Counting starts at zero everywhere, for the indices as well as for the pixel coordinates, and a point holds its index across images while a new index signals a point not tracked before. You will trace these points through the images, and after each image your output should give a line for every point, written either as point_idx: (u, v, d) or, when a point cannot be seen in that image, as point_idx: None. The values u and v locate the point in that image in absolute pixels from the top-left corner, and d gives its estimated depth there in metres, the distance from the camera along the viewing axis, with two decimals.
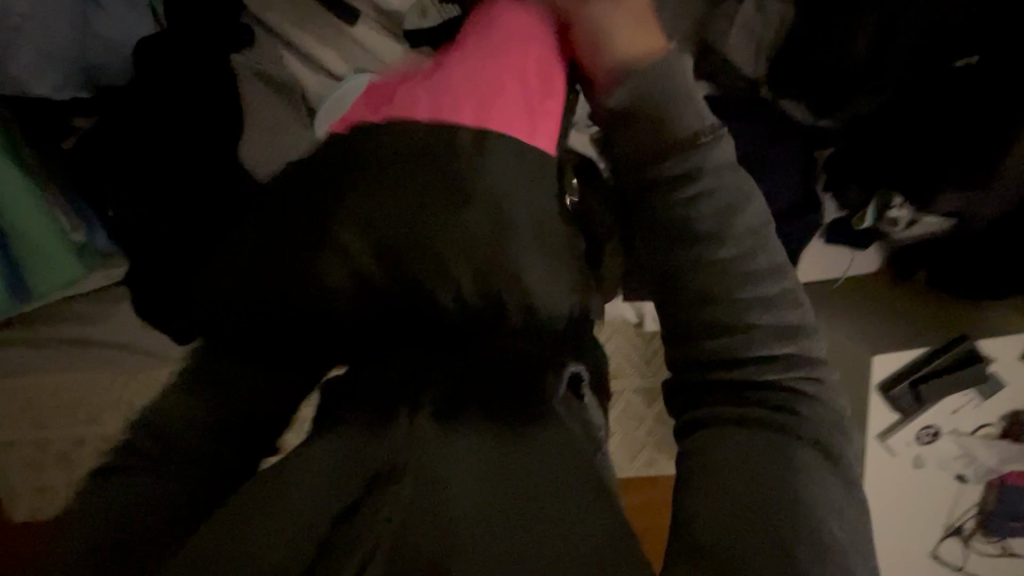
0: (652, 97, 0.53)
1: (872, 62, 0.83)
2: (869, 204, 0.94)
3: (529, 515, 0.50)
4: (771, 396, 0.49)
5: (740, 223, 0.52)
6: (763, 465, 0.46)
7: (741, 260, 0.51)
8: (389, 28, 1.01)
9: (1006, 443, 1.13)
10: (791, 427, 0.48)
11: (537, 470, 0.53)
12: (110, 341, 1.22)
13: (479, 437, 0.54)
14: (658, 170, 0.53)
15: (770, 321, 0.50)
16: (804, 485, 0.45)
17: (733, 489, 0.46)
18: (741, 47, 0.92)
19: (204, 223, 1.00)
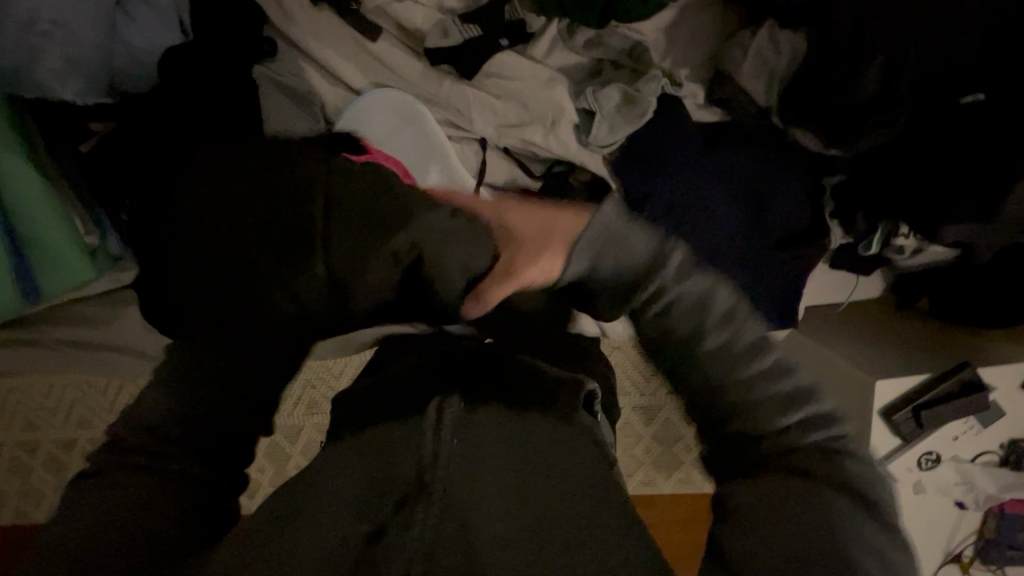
0: (601, 257, 0.56)
1: (882, 94, 0.85)
2: (876, 231, 0.98)
3: (552, 528, 0.53)
4: (788, 439, 0.53)
5: (718, 322, 0.56)
6: (780, 489, 0.50)
7: (720, 362, 0.55)
8: (411, 46, 1.04)
9: (1006, 472, 1.15)
10: (807, 462, 0.51)
11: (550, 486, 0.56)
12: (113, 342, 1.21)
13: (497, 451, 0.58)
14: (631, 300, 0.57)
15: (763, 391, 0.54)
16: (834, 517, 0.48)
17: (765, 517, 0.48)
18: (754, 76, 0.95)
19: None
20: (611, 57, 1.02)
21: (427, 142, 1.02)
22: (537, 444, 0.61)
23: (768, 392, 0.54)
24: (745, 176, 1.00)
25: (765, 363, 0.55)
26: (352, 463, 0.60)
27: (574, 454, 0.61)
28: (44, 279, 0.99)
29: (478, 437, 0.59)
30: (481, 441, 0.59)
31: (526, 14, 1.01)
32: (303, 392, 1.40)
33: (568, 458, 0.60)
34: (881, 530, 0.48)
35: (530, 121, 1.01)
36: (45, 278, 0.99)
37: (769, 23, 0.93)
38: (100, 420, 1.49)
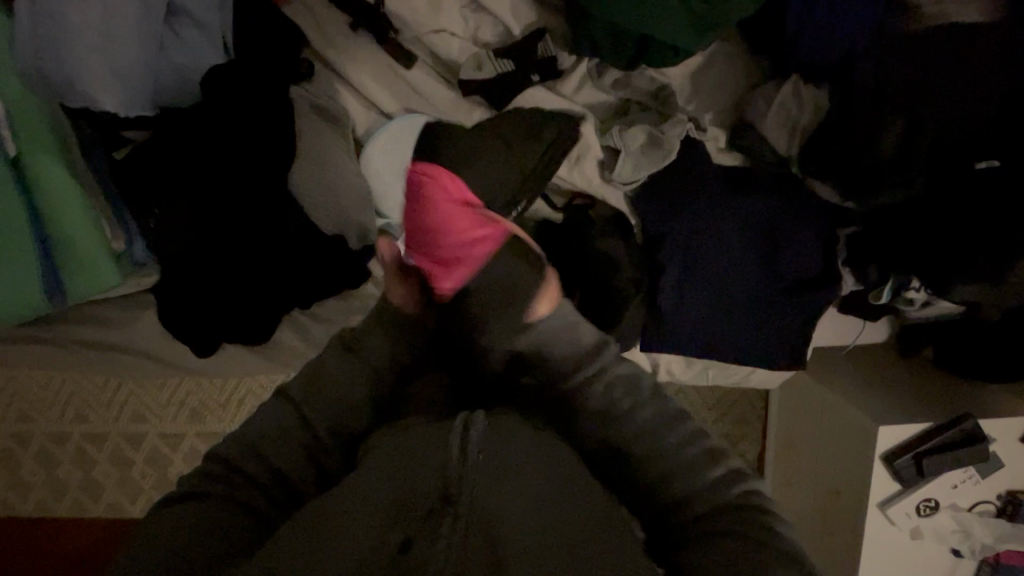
0: (549, 341, 0.80)
1: (902, 154, 0.87)
2: (887, 283, 1.01)
3: (573, 540, 0.57)
4: (712, 504, 0.65)
5: (642, 396, 0.73)
6: (724, 535, 0.62)
7: (643, 439, 0.70)
8: (444, 75, 1.07)
9: (1001, 522, 1.16)
10: (741, 517, 0.64)
11: (566, 502, 0.62)
12: (129, 345, 1.22)
13: (519, 468, 0.64)
14: (575, 376, 0.76)
15: (683, 458, 0.68)
16: (771, 552, 0.60)
17: (714, 562, 0.59)
18: (777, 128, 0.98)
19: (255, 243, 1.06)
20: (637, 98, 1.06)
21: None
22: (552, 467, 0.66)
23: (680, 460, 0.68)
24: (760, 222, 1.04)
25: (680, 432, 0.70)
26: (376, 475, 0.63)
27: (582, 483, 0.65)
28: (74, 284, 1.00)
29: (503, 452, 0.66)
30: (501, 461, 0.65)
31: (559, 52, 1.04)
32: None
33: (578, 486, 0.64)
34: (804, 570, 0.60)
35: (553, 154, 1.06)
36: (76, 283, 1.01)
37: (794, 78, 0.96)
38: (104, 419, 1.49)
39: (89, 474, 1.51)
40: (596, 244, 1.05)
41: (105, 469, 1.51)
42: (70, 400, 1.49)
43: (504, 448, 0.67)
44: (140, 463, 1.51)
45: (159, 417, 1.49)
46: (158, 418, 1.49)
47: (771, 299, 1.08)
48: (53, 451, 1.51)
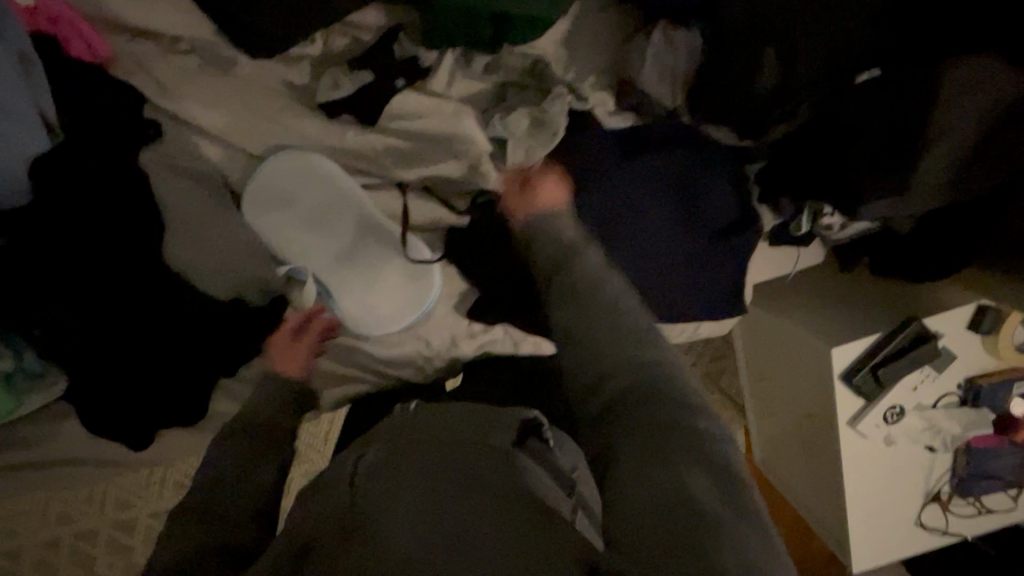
0: (425, 133, 0.99)
1: (782, 84, 0.82)
2: (804, 211, 0.98)
3: (505, 511, 0.54)
4: (616, 382, 0.57)
5: (481, 165, 1.00)
6: (641, 447, 0.52)
7: (578, 276, 0.65)
8: (302, 101, 0.98)
9: (967, 410, 1.18)
10: (629, 396, 0.56)
11: (477, 498, 0.55)
12: (58, 457, 1.13)
13: (415, 471, 0.60)
14: (429, 83, 0.98)
15: (628, 318, 0.61)
16: (665, 440, 0.52)
17: (624, 478, 0.51)
18: (659, 80, 0.92)
19: (151, 320, 0.99)
20: (512, 79, 0.99)
21: (342, 200, 1.02)
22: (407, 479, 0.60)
23: (609, 288, 0.63)
24: (668, 179, 0.97)
25: (613, 286, 0.64)
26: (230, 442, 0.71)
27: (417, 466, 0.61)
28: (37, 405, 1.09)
29: (396, 463, 0.62)
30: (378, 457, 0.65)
31: (416, 49, 0.97)
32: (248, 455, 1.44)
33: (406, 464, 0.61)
34: (718, 496, 0.49)
35: (441, 159, 1.01)
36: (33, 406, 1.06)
37: (660, 24, 0.91)
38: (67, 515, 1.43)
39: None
40: (510, 242, 1.02)
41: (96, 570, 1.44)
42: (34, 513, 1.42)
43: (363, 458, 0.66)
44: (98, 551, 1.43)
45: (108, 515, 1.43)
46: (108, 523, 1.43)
47: (699, 252, 1.02)
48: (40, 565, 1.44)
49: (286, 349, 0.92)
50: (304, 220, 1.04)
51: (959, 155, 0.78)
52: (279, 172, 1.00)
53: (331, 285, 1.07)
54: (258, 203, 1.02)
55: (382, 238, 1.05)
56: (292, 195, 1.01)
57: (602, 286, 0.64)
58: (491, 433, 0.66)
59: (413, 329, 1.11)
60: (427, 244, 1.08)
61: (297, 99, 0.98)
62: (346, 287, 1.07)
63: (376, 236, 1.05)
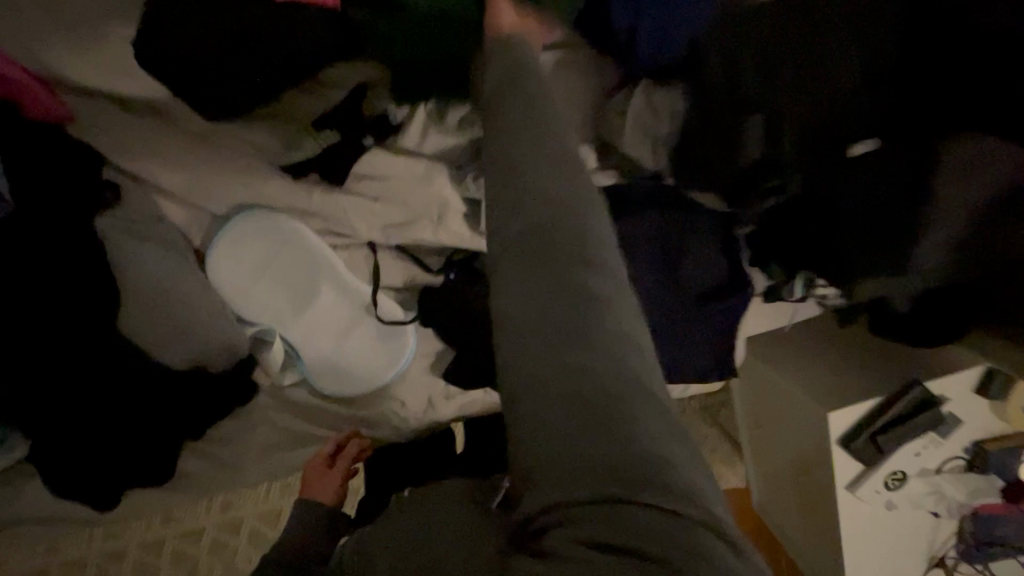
0: (396, 192, 0.95)
1: (769, 156, 0.76)
2: (796, 281, 0.91)
3: (438, 535, 0.56)
4: (531, 250, 0.53)
5: (455, 225, 0.96)
6: (547, 330, 0.50)
7: (512, 159, 0.59)
8: (266, 160, 0.93)
9: (973, 476, 1.12)
10: (553, 271, 0.52)
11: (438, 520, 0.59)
12: (23, 518, 1.10)
13: (383, 515, 0.65)
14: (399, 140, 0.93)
15: (549, 191, 0.55)
16: (566, 309, 0.50)
17: (530, 362, 0.50)
18: (638, 138, 0.87)
19: (110, 388, 0.94)
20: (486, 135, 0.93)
21: (309, 261, 0.98)
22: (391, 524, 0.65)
23: (543, 137, 0.59)
24: (650, 244, 0.92)
25: (543, 141, 0.59)
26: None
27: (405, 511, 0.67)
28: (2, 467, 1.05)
29: (381, 529, 0.61)
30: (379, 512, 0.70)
31: (388, 105, 0.91)
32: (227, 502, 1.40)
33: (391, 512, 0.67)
34: (639, 390, 0.48)
35: (413, 219, 0.96)
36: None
37: (643, 86, 0.85)
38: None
39: None
40: (486, 304, 0.98)
41: None
42: None
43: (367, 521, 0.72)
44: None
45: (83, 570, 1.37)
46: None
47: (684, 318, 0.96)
48: None
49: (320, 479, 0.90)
50: (271, 281, 1.00)
51: (955, 242, 0.72)
52: (244, 234, 0.96)
53: (301, 346, 1.03)
54: (224, 265, 0.98)
55: (352, 299, 1.01)
56: (259, 256, 0.97)
57: (546, 156, 0.58)
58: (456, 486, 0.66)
59: (387, 391, 1.06)
60: (400, 304, 1.03)
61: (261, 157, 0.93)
62: (316, 349, 1.03)
63: (347, 296, 1.01)
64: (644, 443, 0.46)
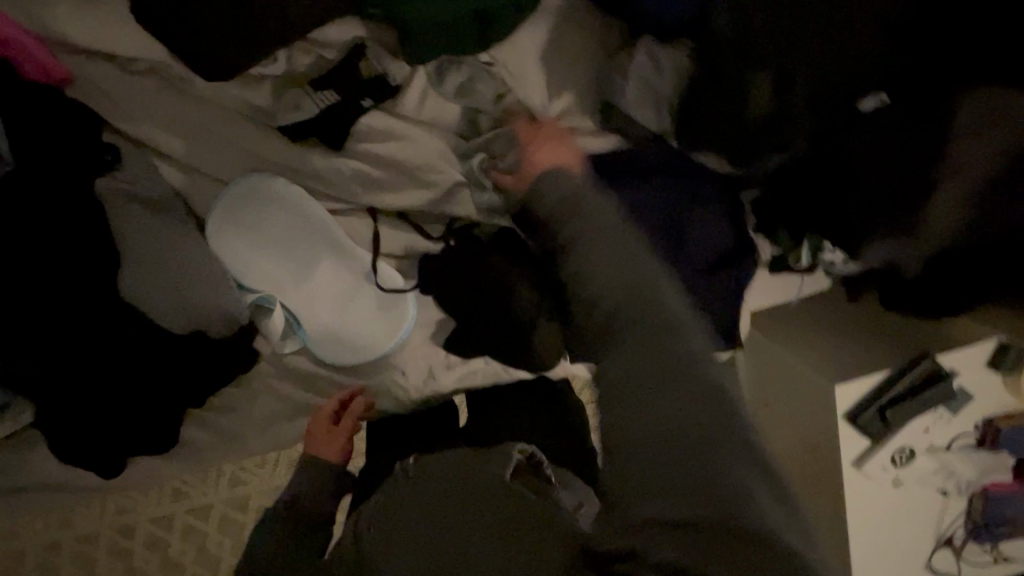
0: (395, 157, 0.94)
1: (775, 113, 0.74)
2: (803, 245, 0.89)
3: (500, 526, 0.62)
4: (625, 313, 0.54)
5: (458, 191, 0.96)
6: (647, 383, 0.51)
7: (577, 221, 0.61)
8: (263, 124, 0.93)
9: (984, 454, 1.09)
10: (649, 327, 0.53)
11: (480, 538, 0.61)
12: (31, 485, 1.11)
13: (420, 517, 0.66)
14: (400, 104, 0.93)
15: (630, 253, 0.57)
16: (668, 360, 0.52)
17: (636, 408, 0.51)
18: (641, 100, 0.85)
19: (113, 352, 0.94)
20: (488, 97, 0.92)
21: (310, 227, 0.98)
22: (426, 515, 0.66)
23: (603, 202, 0.62)
24: (653, 210, 0.90)
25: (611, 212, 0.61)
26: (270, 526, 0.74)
27: (439, 503, 0.67)
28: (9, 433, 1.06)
29: (401, 522, 0.66)
30: (403, 498, 0.70)
31: (387, 66, 0.91)
32: (232, 476, 1.40)
33: (426, 509, 0.67)
34: (741, 443, 0.49)
35: (415, 184, 0.96)
36: (4, 433, 1.05)
37: (647, 40, 0.83)
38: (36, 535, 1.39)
39: None
40: (487, 270, 0.96)
41: None
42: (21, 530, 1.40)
43: (399, 493, 0.71)
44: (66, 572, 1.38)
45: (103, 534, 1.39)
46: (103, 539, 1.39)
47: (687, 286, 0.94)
48: None
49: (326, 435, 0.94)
50: (270, 249, 1.00)
51: (968, 212, 0.69)
52: (242, 199, 0.96)
53: (301, 313, 1.03)
54: (223, 227, 0.98)
55: (352, 266, 1.01)
56: (258, 219, 0.97)
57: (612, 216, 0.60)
58: (488, 464, 0.70)
59: (388, 361, 1.06)
60: (399, 271, 1.02)
61: (260, 119, 0.93)
62: (316, 315, 1.03)
63: (347, 264, 1.01)
64: (750, 488, 0.47)
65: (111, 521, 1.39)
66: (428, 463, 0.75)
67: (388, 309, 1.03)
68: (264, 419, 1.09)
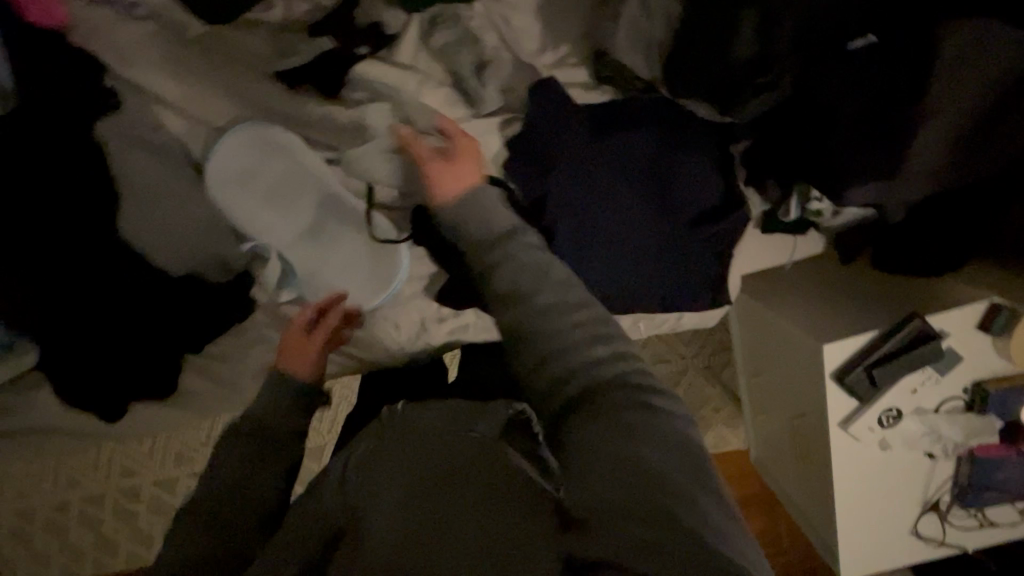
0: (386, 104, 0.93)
1: (761, 51, 0.76)
2: (791, 197, 0.89)
3: (491, 485, 0.52)
4: (583, 382, 0.57)
5: None
6: (600, 432, 0.52)
7: (521, 283, 0.62)
8: (262, 71, 0.95)
9: (973, 418, 1.09)
10: (597, 389, 0.56)
11: (468, 504, 0.50)
12: (35, 428, 1.14)
13: (394, 471, 0.56)
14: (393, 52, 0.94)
15: (570, 319, 0.60)
16: (611, 410, 0.54)
17: (592, 446, 0.52)
18: (632, 49, 0.85)
19: (114, 293, 0.97)
20: (483, 47, 0.94)
21: (304, 177, 1.00)
22: (409, 461, 0.56)
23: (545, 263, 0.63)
24: (642, 161, 0.91)
25: (558, 277, 0.62)
26: (237, 446, 0.72)
27: (425, 454, 0.56)
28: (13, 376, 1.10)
29: (385, 474, 0.56)
30: (386, 451, 0.59)
31: (382, 15, 0.93)
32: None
33: (411, 456, 0.56)
34: (677, 461, 0.50)
35: None
36: (10, 375, 1.08)
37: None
38: (46, 486, 1.44)
39: (70, 546, 1.45)
40: None
41: (82, 541, 1.45)
42: (29, 479, 1.45)
43: (387, 446, 0.59)
44: (74, 527, 1.44)
45: (109, 483, 1.44)
46: (108, 488, 1.43)
47: (676, 240, 0.95)
48: (32, 532, 1.46)
49: (298, 346, 0.92)
50: (266, 199, 1.02)
51: (952, 137, 0.71)
52: (237, 146, 0.97)
53: (296, 261, 1.05)
54: (217, 173, 0.99)
55: (347, 215, 1.03)
56: (254, 166, 0.99)
57: (563, 288, 0.62)
58: (475, 424, 0.59)
59: (381, 312, 1.07)
60: (391, 223, 1.03)
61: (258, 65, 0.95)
62: (310, 264, 1.05)
63: (342, 213, 1.03)
64: (704, 504, 0.48)
65: (114, 482, 1.43)
66: (418, 415, 0.63)
67: (381, 259, 1.04)
68: (260, 368, 1.12)
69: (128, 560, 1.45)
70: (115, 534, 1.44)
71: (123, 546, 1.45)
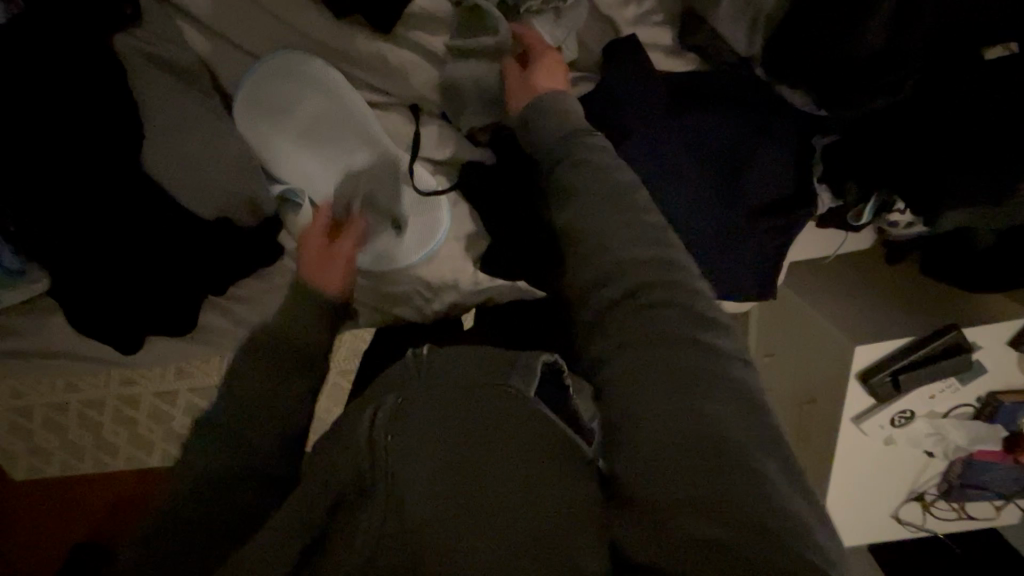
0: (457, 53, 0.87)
1: (889, 50, 0.71)
2: (870, 202, 0.85)
3: (544, 459, 0.45)
4: (652, 292, 0.48)
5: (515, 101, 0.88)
6: (679, 383, 0.43)
7: (594, 242, 0.52)
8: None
9: (980, 425, 1.13)
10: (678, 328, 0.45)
11: (521, 477, 0.43)
12: (44, 348, 1.11)
13: (436, 415, 0.46)
14: None
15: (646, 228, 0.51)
16: (710, 390, 0.43)
17: (655, 384, 0.43)
18: (734, 18, 0.78)
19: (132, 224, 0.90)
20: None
21: (343, 116, 0.92)
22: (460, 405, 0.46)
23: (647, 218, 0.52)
24: (714, 133, 0.83)
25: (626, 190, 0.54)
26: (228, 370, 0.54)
27: (474, 398, 0.47)
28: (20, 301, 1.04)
29: (420, 418, 0.45)
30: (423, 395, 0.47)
31: None
32: None
33: (456, 404, 0.47)
34: (782, 468, 0.41)
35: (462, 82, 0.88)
36: (19, 298, 1.03)
37: None
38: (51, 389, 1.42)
39: (72, 441, 1.46)
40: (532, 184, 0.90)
41: (84, 439, 1.45)
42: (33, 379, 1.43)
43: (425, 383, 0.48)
44: (74, 427, 1.44)
45: (115, 389, 1.42)
46: (113, 392, 1.42)
47: (737, 228, 0.88)
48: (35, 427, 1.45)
49: (321, 260, 0.68)
50: (299, 133, 0.94)
51: None
52: (274, 70, 0.89)
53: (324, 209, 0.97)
54: (251, 103, 0.91)
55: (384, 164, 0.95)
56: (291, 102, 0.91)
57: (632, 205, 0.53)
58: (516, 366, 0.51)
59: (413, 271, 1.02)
60: (433, 176, 0.97)
61: None
62: None
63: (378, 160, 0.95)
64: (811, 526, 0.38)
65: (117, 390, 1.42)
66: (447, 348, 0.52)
67: (417, 219, 0.97)
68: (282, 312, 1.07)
69: (127, 462, 1.46)
70: (119, 437, 1.45)
71: (123, 450, 1.45)
